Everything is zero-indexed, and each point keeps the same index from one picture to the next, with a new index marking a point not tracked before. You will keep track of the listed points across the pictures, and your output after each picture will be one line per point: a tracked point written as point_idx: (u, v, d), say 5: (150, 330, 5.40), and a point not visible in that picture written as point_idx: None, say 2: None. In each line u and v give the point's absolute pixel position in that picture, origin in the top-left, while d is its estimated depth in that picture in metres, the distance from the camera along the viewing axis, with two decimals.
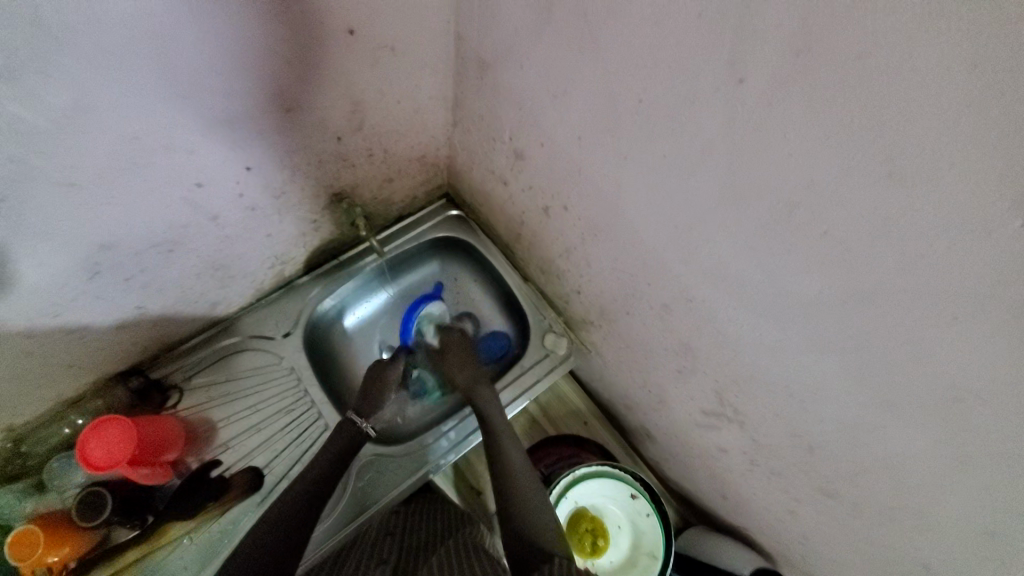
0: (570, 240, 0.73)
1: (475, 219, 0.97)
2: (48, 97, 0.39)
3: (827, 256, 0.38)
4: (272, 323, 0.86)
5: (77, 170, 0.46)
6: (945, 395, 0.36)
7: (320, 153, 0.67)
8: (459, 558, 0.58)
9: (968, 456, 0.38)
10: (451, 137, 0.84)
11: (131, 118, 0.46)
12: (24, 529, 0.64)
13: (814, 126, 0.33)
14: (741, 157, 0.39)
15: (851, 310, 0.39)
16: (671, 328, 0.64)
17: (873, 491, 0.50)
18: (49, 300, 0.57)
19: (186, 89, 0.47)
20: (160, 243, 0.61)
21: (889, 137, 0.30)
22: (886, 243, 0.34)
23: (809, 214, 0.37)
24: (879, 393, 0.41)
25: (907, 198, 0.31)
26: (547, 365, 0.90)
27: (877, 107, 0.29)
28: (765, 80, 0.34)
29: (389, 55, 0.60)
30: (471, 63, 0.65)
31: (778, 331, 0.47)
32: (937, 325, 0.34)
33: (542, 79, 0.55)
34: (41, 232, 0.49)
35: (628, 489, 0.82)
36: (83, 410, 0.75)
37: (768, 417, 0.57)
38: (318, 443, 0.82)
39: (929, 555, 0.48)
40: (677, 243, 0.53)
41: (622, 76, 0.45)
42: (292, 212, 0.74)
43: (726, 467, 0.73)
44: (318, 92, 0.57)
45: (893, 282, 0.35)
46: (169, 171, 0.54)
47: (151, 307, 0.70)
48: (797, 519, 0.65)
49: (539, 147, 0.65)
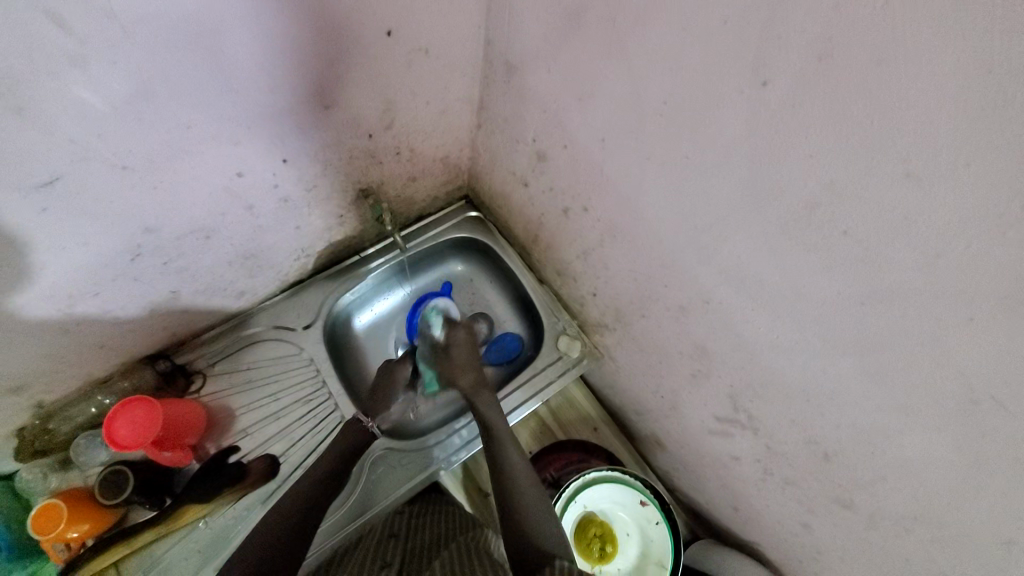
0: (588, 241, 0.74)
1: (493, 221, 0.99)
2: (110, 83, 0.42)
3: (845, 257, 0.39)
4: (294, 315, 0.89)
5: (129, 154, 0.49)
6: (963, 399, 0.36)
7: (351, 149, 0.70)
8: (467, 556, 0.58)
9: (985, 462, 0.38)
10: (474, 139, 0.86)
11: (182, 108, 0.49)
12: (50, 503, 0.67)
13: (834, 126, 0.34)
14: (761, 158, 0.41)
15: (869, 311, 0.39)
16: (687, 330, 0.64)
17: (888, 500, 0.49)
18: (92, 279, 0.60)
19: (233, 82, 0.50)
20: (197, 230, 0.64)
21: (910, 136, 0.31)
22: (904, 243, 0.34)
23: (828, 214, 0.38)
24: (895, 396, 0.42)
25: (926, 197, 0.32)
26: (560, 368, 0.91)
27: (898, 106, 0.30)
28: (787, 82, 0.35)
29: (422, 57, 0.62)
30: (499, 67, 0.68)
31: (795, 333, 0.48)
32: (955, 327, 0.34)
33: (568, 82, 0.57)
34: (92, 212, 0.52)
35: (637, 495, 0.81)
36: (111, 390, 0.77)
37: (783, 422, 0.57)
38: (333, 435, 0.84)
39: (945, 568, 0.47)
40: (695, 244, 0.54)
41: (647, 78, 0.47)
42: (320, 206, 0.77)
43: (739, 476, 0.72)
44: (352, 90, 0.60)
45: (910, 283, 0.35)
46: (211, 160, 0.57)
47: (183, 292, 0.73)
48: (811, 531, 0.64)
49: (562, 149, 0.66)
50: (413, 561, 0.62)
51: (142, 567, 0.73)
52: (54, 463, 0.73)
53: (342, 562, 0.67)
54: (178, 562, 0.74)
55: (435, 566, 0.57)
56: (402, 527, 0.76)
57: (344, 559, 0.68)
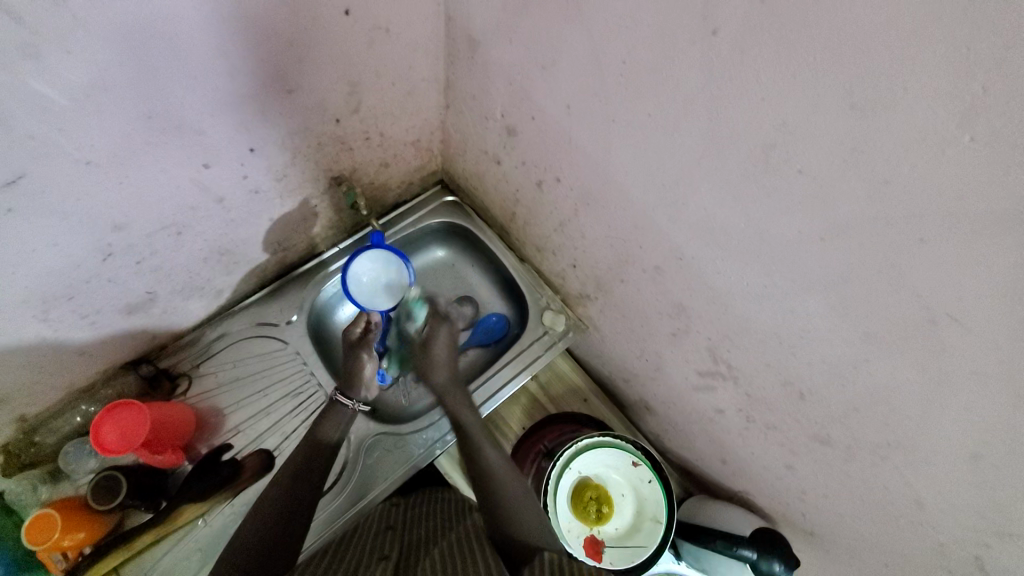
0: (564, 212, 0.75)
1: (470, 203, 1.00)
2: (68, 74, 0.42)
3: (803, 194, 0.40)
4: (276, 311, 0.88)
5: (94, 148, 0.49)
6: (922, 320, 0.39)
7: (319, 135, 0.70)
8: (468, 541, 0.60)
9: (946, 378, 0.40)
10: (444, 120, 0.86)
11: (143, 99, 0.48)
12: (43, 512, 0.67)
13: (781, 67, 0.36)
14: (720, 109, 0.42)
15: (828, 246, 0.41)
16: (664, 289, 0.66)
17: (861, 430, 0.52)
18: (66, 281, 0.59)
19: (194, 67, 0.49)
20: (168, 225, 0.63)
21: (852, 71, 0.32)
22: (855, 173, 0.36)
23: (784, 154, 0.40)
24: (858, 327, 0.44)
25: (874, 127, 0.33)
26: (547, 342, 0.93)
27: (839, 42, 0.32)
28: (736, 29, 0.37)
29: (384, 36, 0.62)
30: (462, 42, 0.68)
31: (765, 278, 0.50)
32: (908, 251, 0.36)
33: (530, 52, 0.58)
34: (60, 211, 0.51)
35: (629, 457, 0.84)
36: (96, 398, 0.76)
37: (759, 368, 0.59)
38: (313, 417, 0.84)
39: (919, 488, 0.50)
40: (664, 201, 0.55)
41: (607, 38, 0.48)
42: (293, 196, 0.76)
43: (724, 428, 0.75)
44: (316, 73, 0.60)
45: (865, 212, 0.37)
46: (178, 152, 0.56)
47: (161, 292, 0.72)
48: (795, 472, 0.67)
49: (530, 121, 0.67)
50: (410, 552, 0.63)
51: (142, 570, 0.73)
52: (43, 474, 0.72)
53: (340, 552, 0.68)
54: (179, 562, 0.74)
55: (433, 554, 0.57)
56: (398, 518, 0.76)
57: (340, 549, 0.68)
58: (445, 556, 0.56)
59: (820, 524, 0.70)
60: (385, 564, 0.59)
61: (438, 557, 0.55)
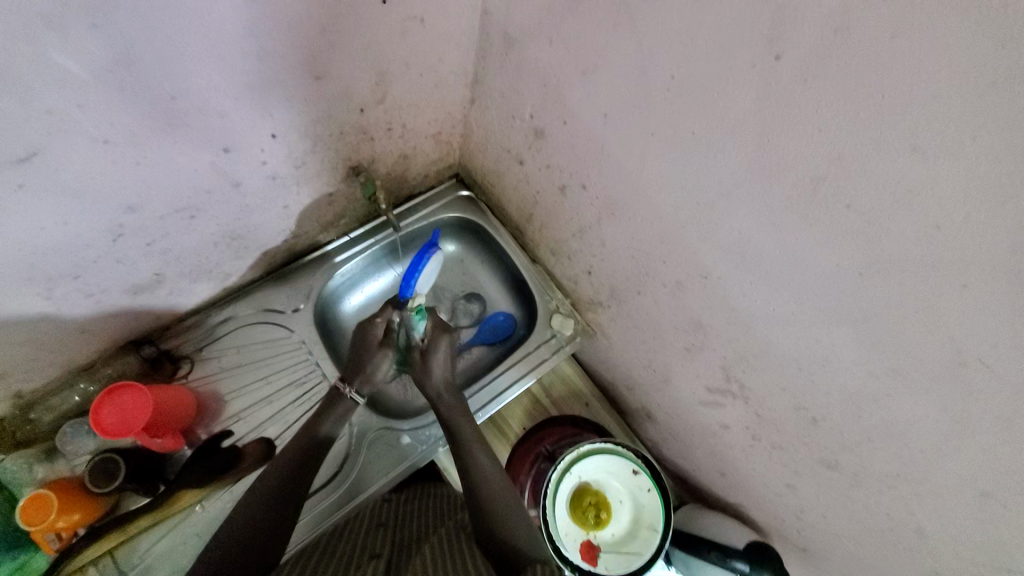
0: (586, 219, 0.74)
1: (484, 199, 0.98)
2: (92, 49, 0.40)
3: (847, 231, 0.40)
4: (283, 298, 0.86)
5: (112, 127, 0.47)
6: (952, 362, 0.39)
7: (342, 124, 0.68)
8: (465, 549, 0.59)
9: (967, 420, 0.40)
10: (466, 114, 0.84)
11: (168, 77, 0.46)
12: (40, 493, 0.65)
13: (846, 104, 0.35)
14: (770, 134, 0.41)
15: (865, 281, 0.41)
16: (683, 305, 0.66)
17: (872, 461, 0.52)
18: (73, 260, 0.57)
19: (223, 49, 0.47)
20: (182, 208, 0.61)
21: (920, 116, 0.32)
22: (906, 213, 0.35)
23: (833, 190, 0.39)
24: (884, 362, 0.44)
25: (933, 171, 0.33)
26: (554, 345, 0.92)
27: (909, 85, 0.31)
28: (801, 56, 0.36)
29: (417, 27, 0.60)
30: (496, 38, 0.66)
31: (793, 305, 0.50)
32: (948, 294, 0.36)
33: (571, 55, 0.56)
34: (71, 189, 0.49)
35: (630, 464, 0.85)
36: (95, 377, 0.74)
37: (775, 391, 0.59)
38: (307, 398, 0.84)
39: (922, 520, 0.51)
40: (695, 220, 0.55)
41: (658, 51, 0.46)
42: (310, 183, 0.74)
43: (727, 444, 0.75)
44: (345, 60, 0.58)
45: (908, 252, 0.37)
46: (196, 135, 0.54)
47: (169, 274, 0.70)
48: (796, 493, 0.68)
49: (561, 125, 0.66)
50: (402, 552, 0.63)
51: (136, 555, 0.72)
52: (39, 453, 0.71)
53: (331, 548, 0.68)
54: (174, 549, 0.73)
55: (424, 555, 0.57)
56: (390, 516, 0.76)
57: (328, 546, 0.68)
58: (435, 559, 0.56)
59: (815, 544, 0.71)
60: (376, 563, 0.59)
61: (429, 561, 0.55)
